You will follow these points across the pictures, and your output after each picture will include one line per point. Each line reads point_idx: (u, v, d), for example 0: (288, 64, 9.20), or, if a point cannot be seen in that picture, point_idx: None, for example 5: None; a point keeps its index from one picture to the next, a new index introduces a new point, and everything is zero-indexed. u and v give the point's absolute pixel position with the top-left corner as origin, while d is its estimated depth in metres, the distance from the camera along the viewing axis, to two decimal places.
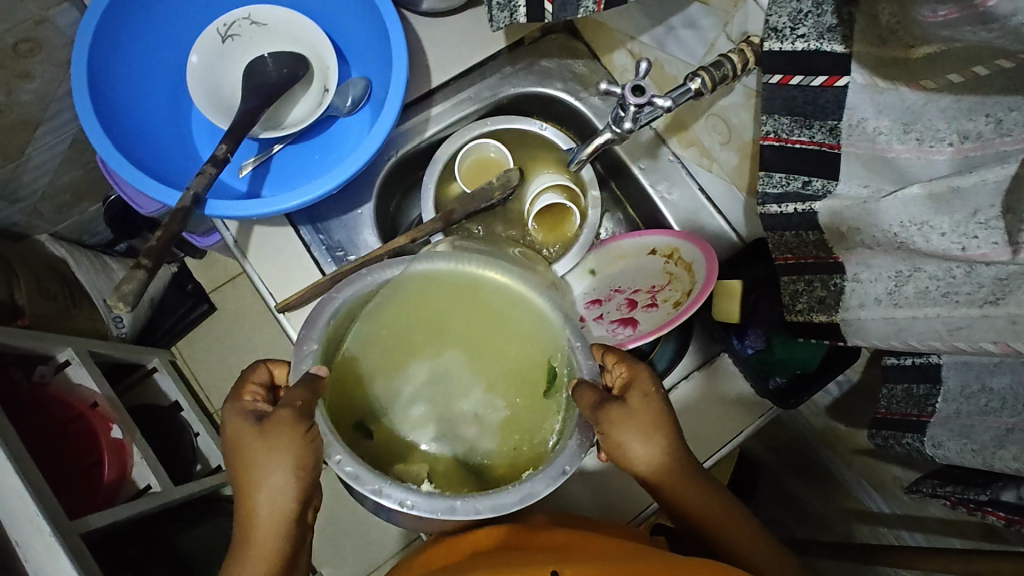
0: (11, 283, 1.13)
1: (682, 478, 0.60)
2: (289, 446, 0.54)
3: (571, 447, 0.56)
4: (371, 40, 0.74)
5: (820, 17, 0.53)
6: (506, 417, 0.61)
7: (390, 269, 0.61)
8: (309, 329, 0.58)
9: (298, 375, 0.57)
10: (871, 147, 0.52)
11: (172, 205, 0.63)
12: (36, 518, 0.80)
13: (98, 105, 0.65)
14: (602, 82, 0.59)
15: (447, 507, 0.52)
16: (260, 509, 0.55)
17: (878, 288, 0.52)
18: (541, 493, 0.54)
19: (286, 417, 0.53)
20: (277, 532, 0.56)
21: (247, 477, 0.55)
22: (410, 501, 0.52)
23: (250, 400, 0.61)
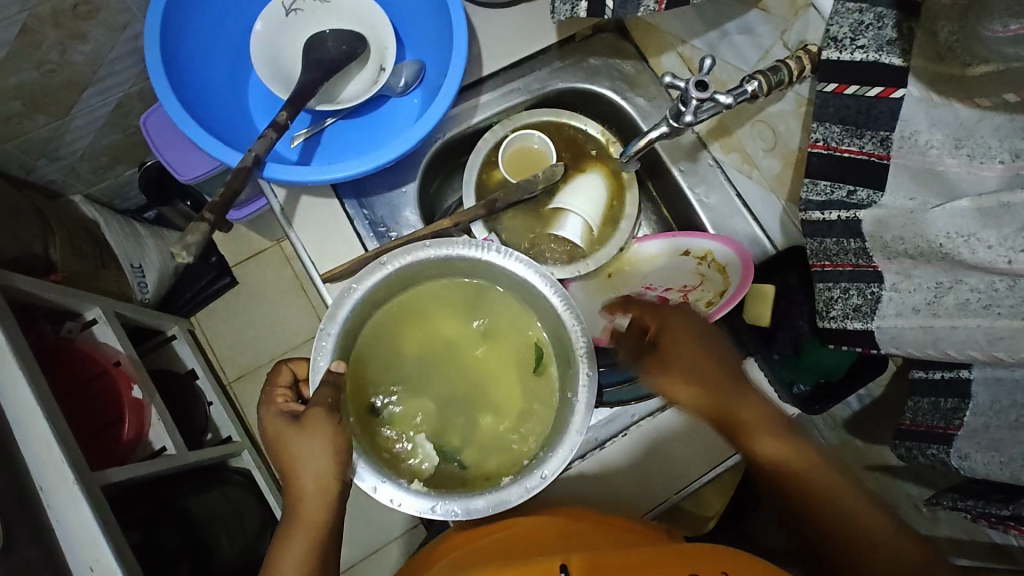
0: (47, 238, 1.16)
1: (744, 402, 0.65)
2: (327, 442, 0.55)
3: (551, 457, 0.59)
4: (429, 25, 0.76)
5: (881, 30, 0.55)
6: (507, 403, 0.67)
7: (405, 257, 0.63)
8: (330, 324, 0.60)
9: (316, 385, 0.59)
10: (922, 160, 0.53)
11: (235, 164, 0.65)
12: (60, 465, 0.81)
13: (171, 68, 0.67)
14: (665, 75, 0.57)
15: (430, 508, 0.56)
16: (305, 504, 0.56)
17: (917, 299, 0.53)
18: (514, 500, 0.57)
19: (320, 415, 0.56)
20: (323, 514, 0.56)
21: (292, 471, 0.56)
22: (397, 500, 0.56)
23: (282, 402, 0.61)
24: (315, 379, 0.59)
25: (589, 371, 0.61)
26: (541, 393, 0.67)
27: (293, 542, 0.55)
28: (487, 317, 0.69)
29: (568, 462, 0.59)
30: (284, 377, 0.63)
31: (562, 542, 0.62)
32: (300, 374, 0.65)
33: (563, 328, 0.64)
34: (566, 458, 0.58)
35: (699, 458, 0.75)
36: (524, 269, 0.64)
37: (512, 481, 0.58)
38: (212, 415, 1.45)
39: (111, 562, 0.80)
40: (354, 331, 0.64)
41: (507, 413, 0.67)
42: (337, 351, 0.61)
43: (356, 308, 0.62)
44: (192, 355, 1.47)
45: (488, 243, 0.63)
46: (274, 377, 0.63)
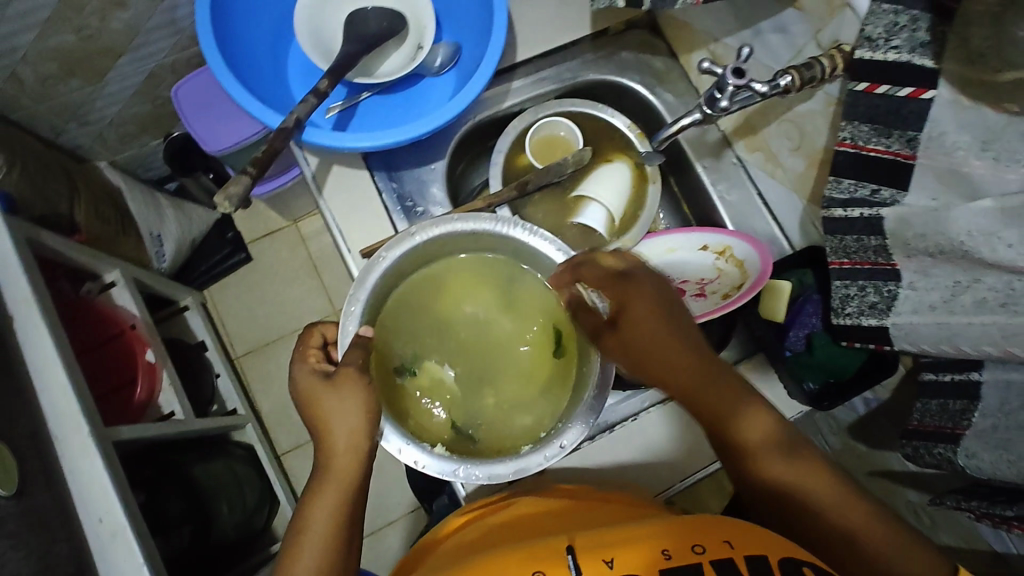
0: (73, 199, 1.17)
1: (732, 396, 0.59)
2: (361, 400, 0.55)
3: (570, 428, 0.60)
4: (468, 9, 0.78)
5: (915, 32, 0.56)
6: (529, 374, 0.69)
7: (435, 229, 0.64)
8: (358, 290, 0.62)
9: (344, 347, 0.60)
10: (948, 161, 0.54)
11: (274, 127, 0.67)
12: (77, 416, 0.81)
13: (217, 30, 0.69)
14: (702, 62, 0.59)
15: (451, 471, 0.59)
16: (337, 461, 0.55)
17: (934, 296, 0.55)
18: (532, 467, 0.59)
19: (352, 374, 0.56)
20: (356, 470, 0.55)
21: (325, 428, 0.56)
22: (422, 462, 0.58)
23: (315, 361, 0.60)
24: (343, 342, 0.60)
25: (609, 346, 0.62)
26: (560, 370, 0.68)
27: (326, 495, 0.55)
28: (508, 294, 0.70)
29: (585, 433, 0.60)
30: (315, 339, 0.62)
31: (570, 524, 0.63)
32: (330, 337, 0.64)
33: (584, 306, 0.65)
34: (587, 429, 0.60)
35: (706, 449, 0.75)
36: (548, 248, 0.65)
37: (532, 449, 0.60)
38: (219, 387, 1.46)
39: (119, 517, 0.80)
40: (382, 297, 0.65)
41: (530, 385, 0.68)
42: (364, 318, 0.63)
43: (383, 277, 0.64)
44: (203, 327, 1.49)
45: (515, 220, 0.65)
46: (305, 339, 0.62)
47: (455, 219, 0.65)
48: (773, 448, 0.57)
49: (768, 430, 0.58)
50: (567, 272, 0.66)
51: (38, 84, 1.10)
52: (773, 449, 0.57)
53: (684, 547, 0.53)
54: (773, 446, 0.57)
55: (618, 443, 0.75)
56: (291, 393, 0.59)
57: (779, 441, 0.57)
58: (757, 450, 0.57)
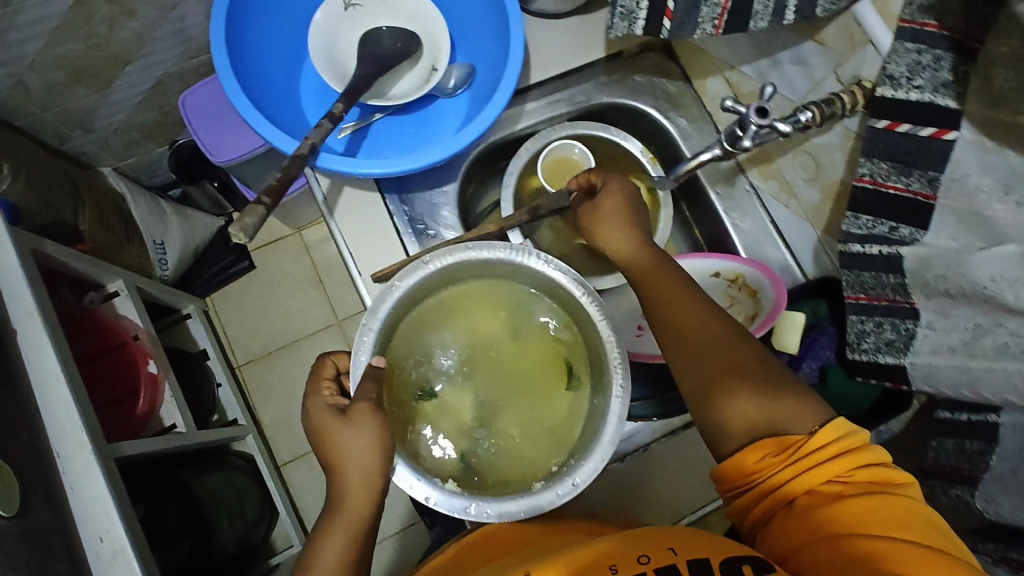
0: (77, 207, 1.16)
1: (731, 372, 0.57)
2: (373, 437, 0.54)
3: (585, 466, 0.59)
4: (484, 31, 0.78)
5: (938, 71, 0.55)
6: (547, 403, 0.68)
7: (447, 258, 0.63)
8: (371, 319, 0.61)
9: (356, 379, 0.59)
10: (970, 203, 0.54)
11: (288, 152, 0.67)
12: (80, 434, 0.80)
13: (230, 53, 0.68)
14: (725, 99, 0.59)
15: (463, 508, 0.58)
16: (351, 499, 0.54)
17: (954, 339, 0.55)
18: (543, 505, 0.58)
19: (366, 410, 0.55)
20: (369, 508, 0.55)
21: (339, 466, 0.55)
22: (433, 499, 0.58)
23: (330, 395, 0.59)
24: (355, 373, 0.59)
25: (623, 382, 0.61)
26: (573, 404, 0.67)
27: (335, 534, 0.54)
28: (522, 323, 0.70)
29: (597, 472, 0.59)
30: (327, 372, 0.61)
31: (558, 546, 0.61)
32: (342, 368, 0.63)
33: (598, 339, 0.64)
34: (598, 466, 0.59)
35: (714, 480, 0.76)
36: (564, 278, 0.64)
37: (544, 486, 0.59)
38: (220, 397, 1.45)
39: (121, 535, 0.79)
40: (394, 325, 0.64)
41: (547, 419, 0.67)
42: (376, 347, 0.62)
43: (396, 306, 0.63)
44: (206, 336, 1.48)
45: (530, 249, 0.64)
46: (318, 371, 0.61)
47: (468, 249, 0.64)
48: (755, 438, 0.53)
49: (768, 420, 0.53)
50: (582, 304, 0.65)
51: (44, 91, 1.09)
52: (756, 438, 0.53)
53: (629, 558, 0.53)
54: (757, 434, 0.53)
55: (627, 471, 0.76)
56: (305, 428, 0.58)
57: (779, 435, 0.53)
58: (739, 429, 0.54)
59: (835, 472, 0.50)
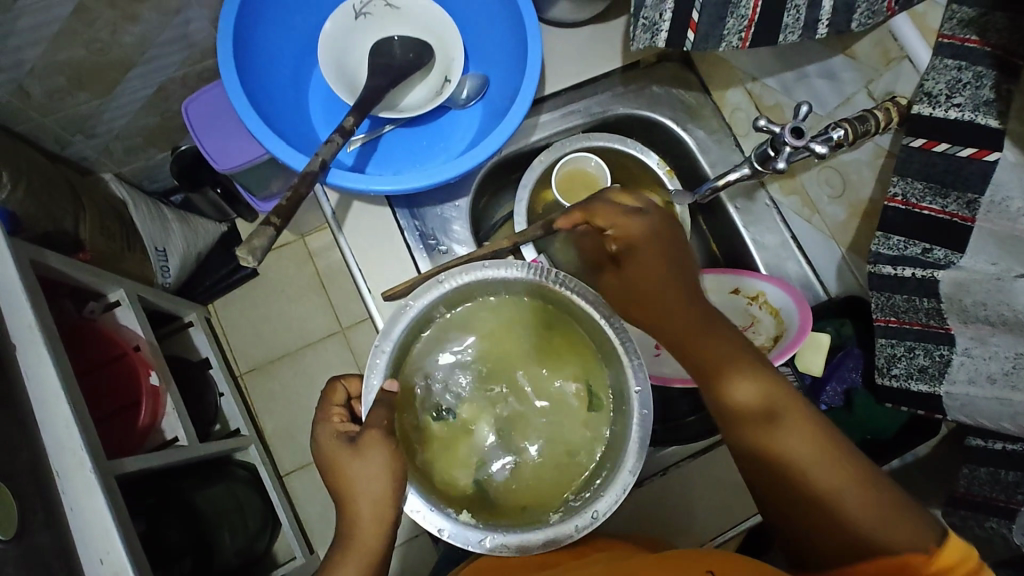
0: (78, 215, 1.14)
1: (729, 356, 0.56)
2: (386, 468, 0.51)
3: (606, 500, 0.57)
4: (498, 40, 0.75)
5: (978, 89, 0.53)
6: (565, 431, 0.65)
7: (468, 275, 0.62)
8: (383, 341, 0.59)
9: (367, 404, 0.56)
10: (1011, 227, 0.52)
11: (297, 168, 0.64)
12: (79, 452, 0.78)
13: (237, 64, 0.66)
14: (761, 119, 0.56)
15: (476, 540, 0.56)
16: (362, 534, 0.51)
17: (991, 368, 0.52)
18: (562, 538, 0.56)
19: (378, 438, 0.52)
20: (381, 544, 0.52)
21: (350, 498, 0.52)
22: (445, 530, 0.56)
23: (339, 422, 0.56)
24: (367, 398, 0.57)
25: (644, 408, 0.59)
26: (594, 430, 0.64)
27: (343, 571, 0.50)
28: (545, 340, 0.66)
29: (618, 503, 0.57)
30: (338, 396, 0.58)
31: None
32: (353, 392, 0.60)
33: (620, 363, 0.62)
34: (620, 498, 0.57)
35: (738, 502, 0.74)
36: (584, 301, 0.63)
37: (563, 517, 0.56)
38: (222, 406, 1.43)
39: (123, 557, 0.77)
40: (408, 345, 0.62)
41: (567, 447, 0.64)
42: (388, 370, 0.59)
43: (410, 327, 0.61)
44: (208, 344, 1.45)
45: (549, 269, 0.62)
46: (329, 395, 0.58)
47: (488, 266, 0.62)
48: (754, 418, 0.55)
49: (766, 398, 0.55)
50: (602, 326, 0.63)
51: (45, 97, 1.06)
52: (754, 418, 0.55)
53: None
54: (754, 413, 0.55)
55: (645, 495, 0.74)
56: (312, 457, 0.55)
57: (776, 413, 0.54)
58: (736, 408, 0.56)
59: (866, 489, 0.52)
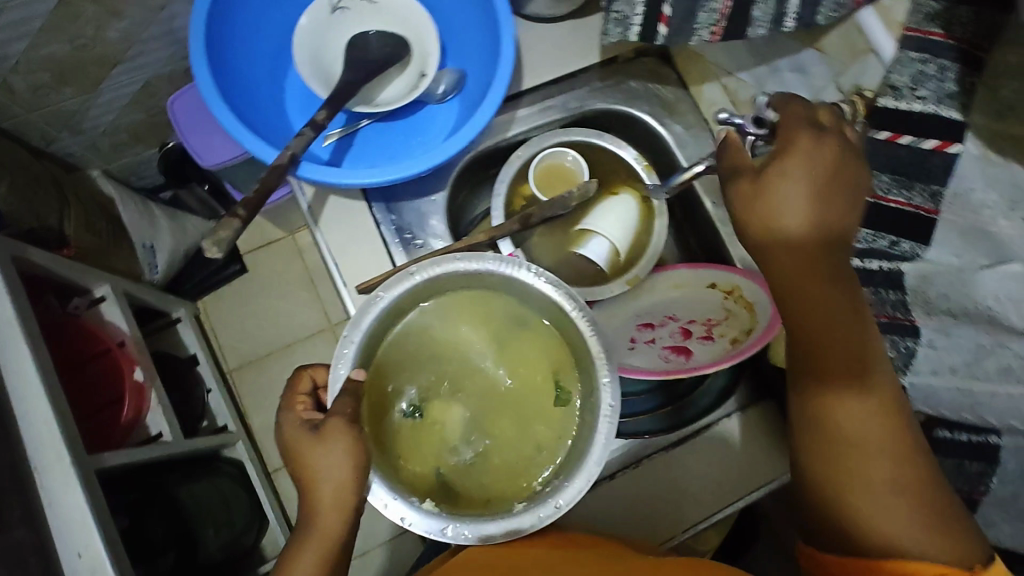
0: (63, 212, 1.13)
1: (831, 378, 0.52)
2: (347, 454, 0.52)
3: (567, 488, 0.57)
4: (475, 35, 0.76)
5: (942, 82, 0.53)
6: (528, 422, 0.65)
7: (435, 268, 0.62)
8: (353, 332, 0.59)
9: (334, 393, 0.57)
10: (974, 218, 0.53)
11: (268, 161, 0.65)
12: (58, 445, 0.75)
13: (210, 58, 0.66)
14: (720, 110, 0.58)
15: (439, 529, 0.56)
16: (322, 519, 0.52)
17: (954, 359, 0.53)
18: (524, 528, 0.56)
19: (339, 426, 0.53)
20: (342, 529, 0.52)
21: (311, 485, 0.53)
22: (409, 519, 0.56)
23: (302, 410, 0.57)
24: (334, 387, 0.57)
25: (611, 400, 0.60)
26: (560, 422, 0.64)
27: (306, 554, 0.52)
28: (503, 333, 0.67)
29: (582, 492, 0.57)
30: (304, 385, 0.59)
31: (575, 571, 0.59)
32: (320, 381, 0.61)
33: (588, 355, 0.62)
34: (583, 487, 0.57)
35: (716, 496, 0.70)
36: (553, 291, 0.63)
37: (525, 507, 0.57)
38: (210, 402, 1.43)
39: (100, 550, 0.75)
40: (377, 337, 0.62)
41: (532, 438, 0.64)
42: (357, 360, 0.59)
43: (379, 318, 0.61)
44: (196, 340, 1.45)
45: (520, 261, 0.63)
46: (294, 384, 0.59)
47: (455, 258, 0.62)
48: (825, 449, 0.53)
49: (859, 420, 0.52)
50: (573, 318, 0.63)
51: (30, 93, 1.06)
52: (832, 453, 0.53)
53: None
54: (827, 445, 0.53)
55: (620, 489, 0.71)
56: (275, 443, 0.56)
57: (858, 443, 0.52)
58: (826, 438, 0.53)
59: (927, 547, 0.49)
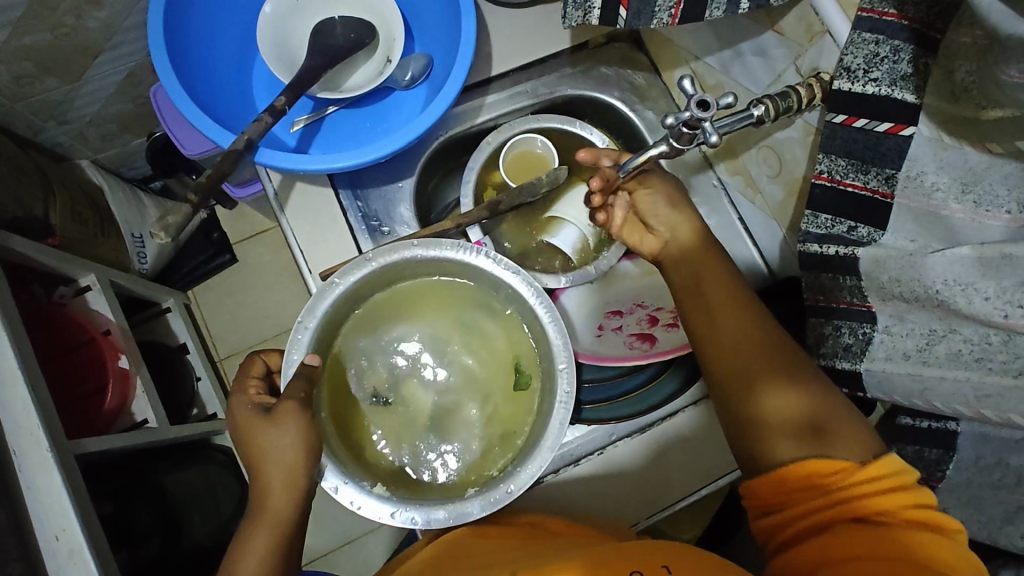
0: (47, 202, 1.11)
1: (762, 370, 0.57)
2: (298, 438, 0.53)
3: (519, 472, 0.58)
4: (441, 22, 0.76)
5: (895, 64, 0.52)
6: (491, 411, 0.66)
7: (390, 255, 0.62)
8: (307, 317, 0.59)
9: (287, 377, 0.58)
10: (926, 203, 0.51)
11: (224, 147, 0.64)
12: (36, 431, 0.70)
13: (170, 45, 0.66)
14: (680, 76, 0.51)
15: (389, 513, 0.56)
16: (270, 502, 0.53)
17: (908, 345, 0.52)
18: (473, 513, 0.56)
19: (291, 409, 0.54)
20: (289, 513, 0.53)
21: (260, 468, 0.53)
22: (358, 502, 0.56)
23: (255, 394, 0.58)
24: (287, 372, 0.58)
25: (568, 387, 0.60)
26: (524, 410, 0.65)
27: (256, 536, 0.52)
28: (474, 321, 0.68)
29: (534, 478, 0.57)
30: (256, 369, 0.61)
31: (548, 547, 0.58)
32: (274, 366, 0.63)
33: (547, 344, 0.62)
34: (535, 473, 0.57)
35: (685, 479, 0.74)
36: (512, 277, 0.62)
37: (476, 493, 0.57)
38: (199, 389, 1.42)
39: (79, 533, 0.70)
40: (332, 324, 0.62)
41: (497, 428, 0.65)
42: (312, 346, 0.60)
43: (337, 303, 0.61)
44: (187, 329, 1.45)
45: (477, 247, 0.62)
46: (246, 368, 0.60)
47: (416, 246, 0.62)
48: (795, 435, 0.54)
49: (799, 410, 0.54)
50: (532, 305, 0.63)
51: (12, 82, 1.04)
52: (797, 431, 0.54)
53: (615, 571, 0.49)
54: (794, 429, 0.54)
55: (586, 473, 0.72)
56: (227, 427, 0.57)
57: (800, 427, 0.54)
58: (779, 425, 0.55)
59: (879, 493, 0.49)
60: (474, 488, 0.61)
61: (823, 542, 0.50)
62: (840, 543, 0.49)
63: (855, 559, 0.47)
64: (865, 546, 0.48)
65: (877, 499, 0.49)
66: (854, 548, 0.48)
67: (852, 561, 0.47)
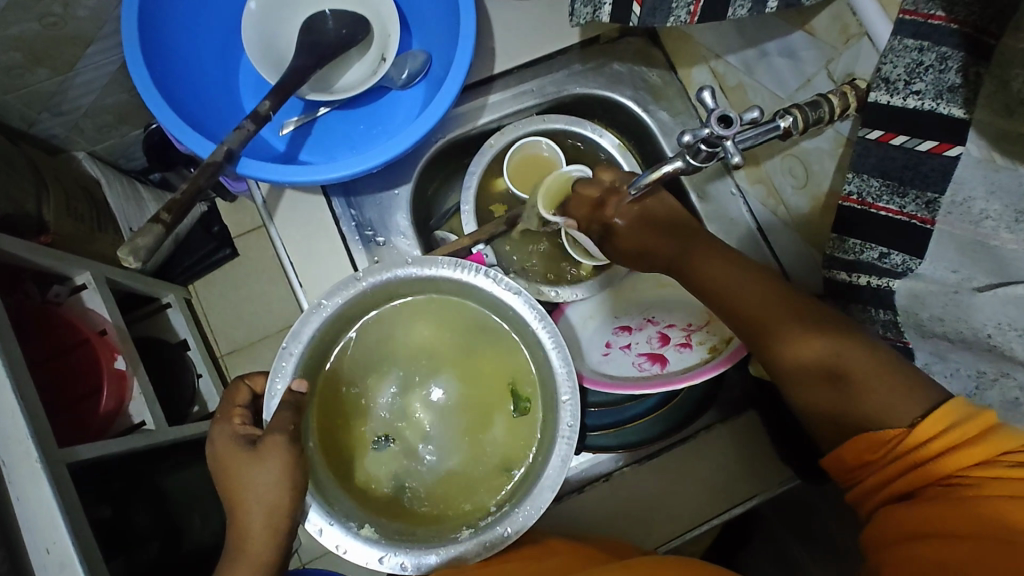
0: (40, 195, 0.95)
1: (777, 319, 0.54)
2: (282, 475, 0.50)
3: (516, 513, 0.55)
4: (440, 17, 0.70)
5: (942, 73, 0.46)
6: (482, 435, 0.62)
7: (384, 275, 0.58)
8: (292, 343, 0.56)
9: (271, 409, 0.55)
10: (973, 230, 0.46)
11: (204, 156, 0.60)
12: (25, 442, 0.59)
13: (146, 46, 0.62)
14: (702, 86, 0.47)
15: (377, 557, 0.53)
16: (250, 543, 0.50)
17: (954, 386, 0.49)
18: (466, 556, 0.54)
19: (278, 444, 0.50)
20: (269, 554, 0.50)
21: (239, 507, 0.50)
22: (343, 546, 0.53)
23: (240, 423, 0.55)
24: (271, 403, 0.55)
25: (571, 421, 0.56)
26: (525, 434, 0.61)
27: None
28: (470, 337, 0.64)
29: (533, 519, 0.54)
30: (241, 397, 0.58)
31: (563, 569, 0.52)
32: (259, 390, 0.60)
33: (550, 373, 0.58)
34: (531, 515, 0.54)
35: (700, 505, 0.67)
36: (513, 298, 0.58)
37: (472, 534, 0.54)
38: (199, 387, 1.26)
39: (72, 544, 0.59)
40: (320, 348, 0.59)
41: (494, 454, 0.62)
42: (298, 371, 0.57)
43: (324, 326, 0.58)
44: (187, 325, 1.28)
45: (476, 265, 0.58)
46: (232, 397, 0.58)
47: (410, 263, 0.58)
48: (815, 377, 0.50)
49: (821, 356, 0.50)
50: (533, 328, 0.58)
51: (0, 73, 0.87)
52: (813, 378, 0.51)
53: None
54: (815, 375, 0.50)
55: (593, 501, 0.68)
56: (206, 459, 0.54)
57: (829, 373, 0.50)
58: (800, 369, 0.51)
59: (977, 456, 0.42)
60: (467, 526, 0.57)
61: (893, 514, 0.45)
62: (908, 516, 0.44)
63: (933, 537, 0.43)
64: (943, 520, 0.42)
65: (944, 462, 0.43)
66: (925, 520, 0.43)
67: (932, 538, 0.43)
